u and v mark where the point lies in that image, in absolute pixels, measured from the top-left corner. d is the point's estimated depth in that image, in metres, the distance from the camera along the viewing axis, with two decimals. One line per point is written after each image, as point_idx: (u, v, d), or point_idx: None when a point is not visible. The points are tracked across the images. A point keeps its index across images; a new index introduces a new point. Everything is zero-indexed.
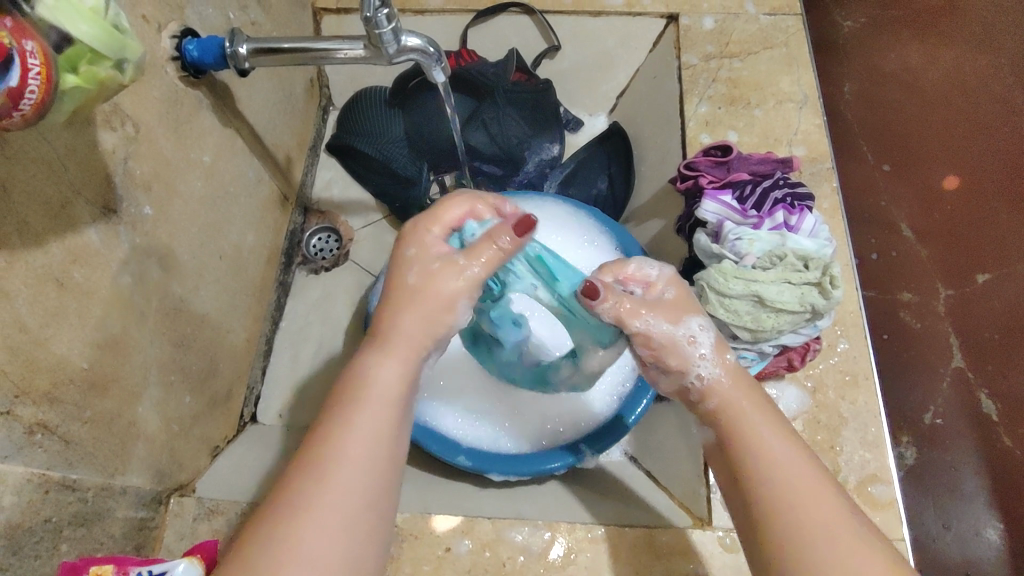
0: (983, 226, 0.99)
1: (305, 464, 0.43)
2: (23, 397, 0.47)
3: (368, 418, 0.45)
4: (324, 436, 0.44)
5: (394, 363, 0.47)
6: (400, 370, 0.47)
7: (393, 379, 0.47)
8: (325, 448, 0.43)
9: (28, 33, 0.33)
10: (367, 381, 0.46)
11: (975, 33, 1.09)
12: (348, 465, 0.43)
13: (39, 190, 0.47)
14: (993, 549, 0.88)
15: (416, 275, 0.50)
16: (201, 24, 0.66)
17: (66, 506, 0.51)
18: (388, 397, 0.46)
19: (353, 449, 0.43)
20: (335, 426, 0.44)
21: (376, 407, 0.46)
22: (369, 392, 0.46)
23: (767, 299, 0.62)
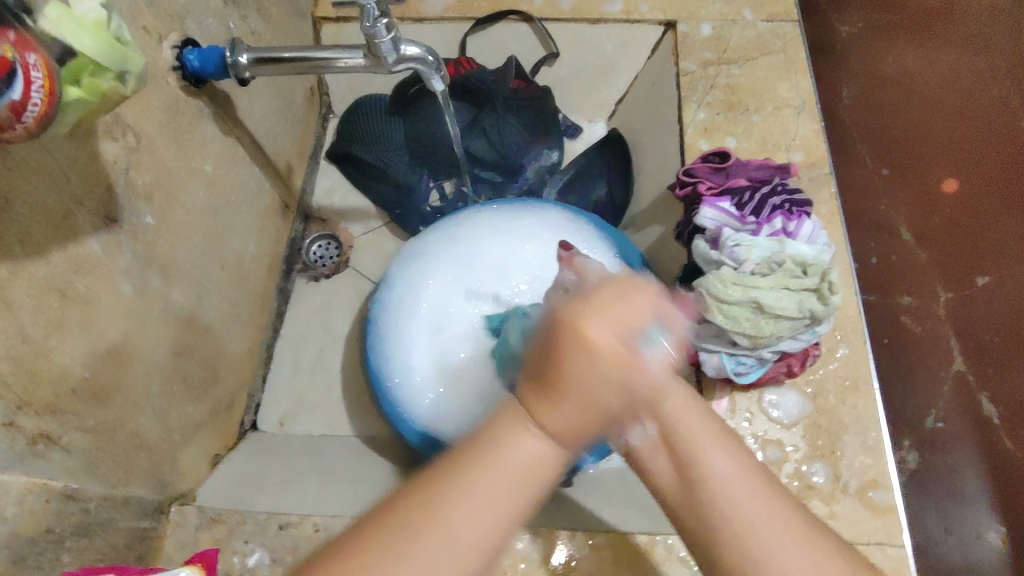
0: (983, 229, 0.98)
1: (406, 518, 0.36)
2: (26, 407, 0.47)
3: (487, 498, 0.37)
4: (442, 495, 0.37)
5: (541, 440, 0.38)
6: (546, 454, 0.38)
7: (536, 457, 0.38)
8: (442, 515, 0.36)
9: (31, 47, 0.33)
10: (506, 452, 0.37)
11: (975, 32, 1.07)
12: (452, 540, 0.36)
13: (42, 200, 0.47)
14: (996, 553, 0.89)
15: (609, 350, 0.36)
16: (202, 34, 0.67)
17: (68, 516, 0.51)
18: (522, 479, 0.38)
19: (459, 519, 0.36)
20: (454, 495, 0.37)
21: (501, 486, 0.37)
22: (507, 463, 0.37)
23: (766, 305, 0.62)
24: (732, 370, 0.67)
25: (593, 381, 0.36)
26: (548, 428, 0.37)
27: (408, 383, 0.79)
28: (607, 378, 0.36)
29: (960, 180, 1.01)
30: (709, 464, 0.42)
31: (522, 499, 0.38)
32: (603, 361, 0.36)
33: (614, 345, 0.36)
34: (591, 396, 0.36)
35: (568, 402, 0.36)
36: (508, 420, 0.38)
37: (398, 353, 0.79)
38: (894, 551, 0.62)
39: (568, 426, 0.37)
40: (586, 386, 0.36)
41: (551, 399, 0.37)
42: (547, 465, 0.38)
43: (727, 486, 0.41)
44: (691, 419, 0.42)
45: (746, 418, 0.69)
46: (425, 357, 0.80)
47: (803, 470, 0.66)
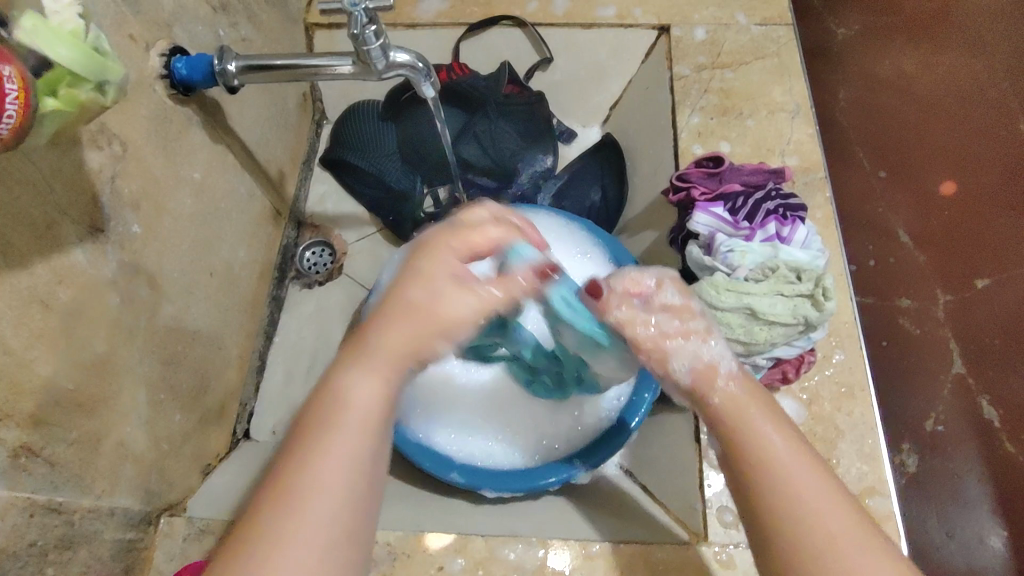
0: (983, 232, 0.99)
1: (269, 495, 0.39)
2: (7, 420, 0.46)
3: (339, 452, 0.41)
4: (297, 464, 0.40)
5: (371, 376, 0.43)
6: (378, 385, 0.43)
7: (372, 393, 0.43)
8: (304, 476, 0.39)
9: (6, 59, 0.33)
10: (340, 402, 0.42)
11: (968, 39, 1.10)
12: (326, 493, 0.39)
13: (24, 211, 0.47)
14: (997, 557, 0.87)
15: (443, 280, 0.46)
16: (190, 42, 0.66)
17: (52, 529, 0.50)
18: (367, 423, 0.42)
19: (326, 470, 0.40)
20: (308, 456, 0.40)
21: (351, 429, 0.41)
22: (345, 411, 0.42)
23: (759, 311, 0.62)
24: None
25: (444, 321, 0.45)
26: (371, 365, 0.44)
27: None
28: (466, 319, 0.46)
29: (958, 183, 1.02)
30: (770, 449, 0.46)
31: (379, 434, 0.43)
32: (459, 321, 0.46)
33: (414, 289, 0.46)
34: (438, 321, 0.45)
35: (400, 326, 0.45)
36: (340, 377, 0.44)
37: None
38: None
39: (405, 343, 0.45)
40: (427, 314, 0.45)
41: (364, 353, 0.44)
42: (387, 394, 0.44)
43: (791, 470, 0.45)
44: (747, 408, 0.48)
45: None
46: None
47: None
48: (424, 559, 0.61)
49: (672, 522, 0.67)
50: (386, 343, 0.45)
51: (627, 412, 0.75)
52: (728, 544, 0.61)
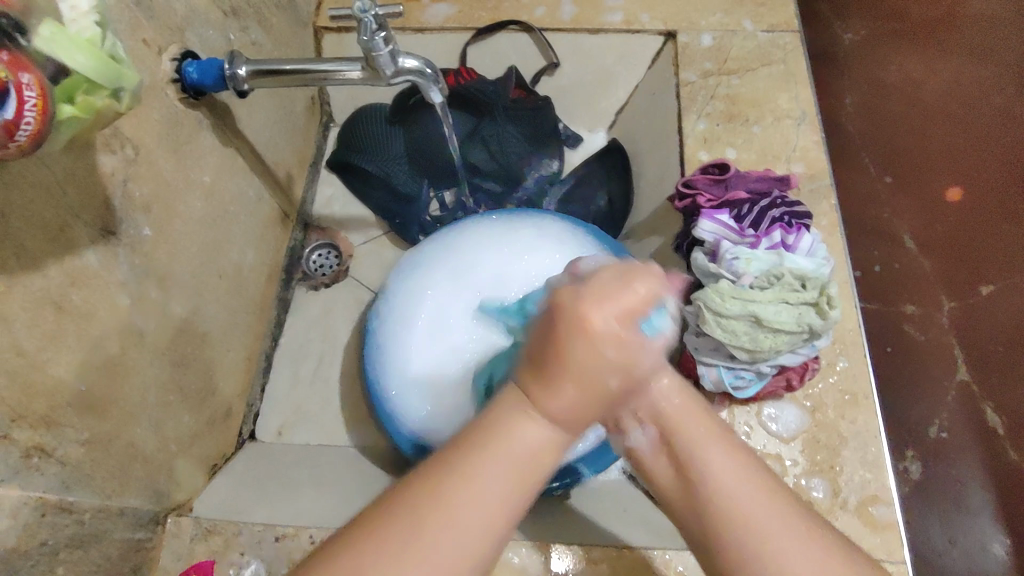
0: (989, 237, 0.98)
1: (427, 501, 0.41)
2: (20, 420, 0.47)
3: (492, 476, 0.42)
4: (446, 481, 0.42)
5: (542, 425, 0.43)
6: (546, 434, 0.43)
7: (536, 440, 0.43)
8: (454, 494, 0.42)
9: (24, 66, 0.33)
10: (506, 436, 0.43)
11: (976, 41, 1.08)
12: (465, 520, 0.41)
13: (39, 214, 0.47)
14: (1001, 565, 0.87)
15: (609, 330, 0.41)
16: (201, 46, 0.67)
17: (62, 528, 0.51)
18: (525, 461, 0.43)
19: (473, 502, 0.42)
20: (467, 475, 0.42)
21: (506, 467, 0.43)
22: (506, 449, 0.43)
23: (764, 319, 0.62)
24: (730, 384, 0.66)
25: (593, 366, 0.42)
26: (546, 411, 0.43)
27: (406, 389, 0.78)
28: (606, 359, 0.42)
29: (964, 188, 1.01)
30: (714, 468, 0.47)
31: (529, 476, 0.43)
32: (603, 344, 0.41)
33: (615, 376, 0.43)
34: (584, 373, 0.42)
35: (571, 387, 0.42)
36: (509, 410, 0.44)
37: (398, 363, 0.79)
38: (894, 568, 0.61)
39: (572, 408, 0.43)
40: (580, 354, 0.41)
41: (549, 387, 0.42)
42: (549, 444, 0.44)
43: (735, 487, 0.45)
44: (691, 423, 0.49)
45: (745, 432, 0.68)
46: (423, 364, 0.79)
47: (803, 485, 0.65)
48: None
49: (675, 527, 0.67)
50: (575, 360, 0.41)
51: None
52: None
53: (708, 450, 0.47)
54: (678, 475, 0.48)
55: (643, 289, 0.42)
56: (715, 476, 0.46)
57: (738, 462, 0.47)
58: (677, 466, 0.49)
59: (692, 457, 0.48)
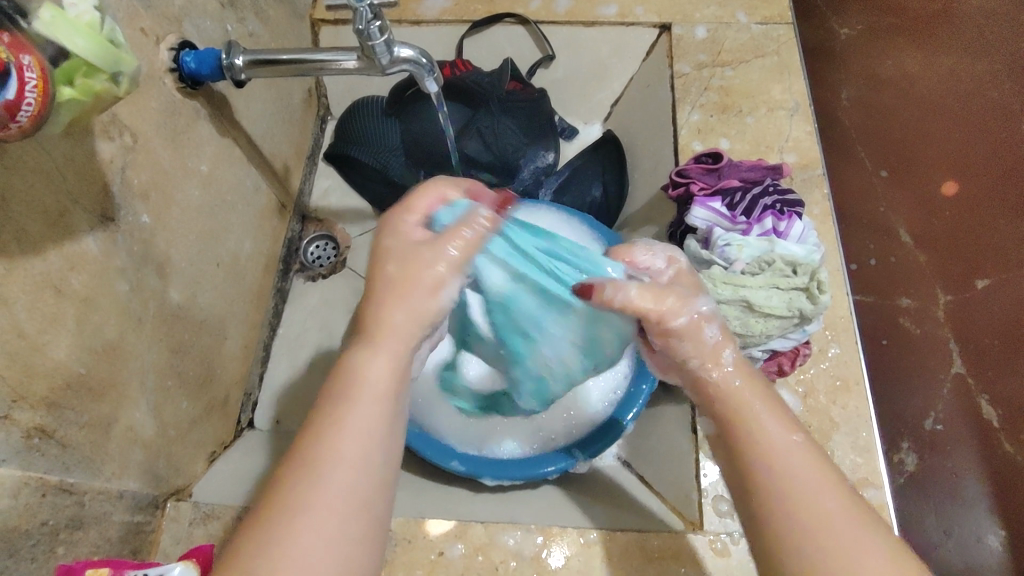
0: (985, 232, 1.00)
1: (296, 467, 0.41)
2: (21, 401, 0.48)
3: (357, 420, 0.42)
4: (310, 440, 0.42)
5: (380, 357, 0.44)
6: (387, 363, 0.44)
7: (381, 374, 0.44)
8: (323, 445, 0.41)
9: (25, 49, 0.34)
10: (354, 377, 0.44)
11: (968, 40, 1.12)
12: (342, 465, 0.41)
13: (40, 200, 0.48)
14: (994, 556, 0.88)
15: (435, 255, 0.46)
16: (199, 37, 0.68)
17: (63, 509, 0.52)
18: (379, 393, 0.44)
19: (338, 446, 0.41)
20: (325, 427, 0.42)
21: (363, 408, 0.43)
22: (355, 393, 0.43)
23: (755, 304, 0.63)
24: None
25: (410, 293, 0.46)
26: (380, 345, 0.45)
27: None
28: (416, 279, 0.46)
29: (959, 183, 1.03)
30: (774, 449, 0.45)
31: (390, 406, 0.44)
32: (414, 273, 0.46)
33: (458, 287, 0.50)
34: (405, 299, 0.45)
35: (396, 312, 0.45)
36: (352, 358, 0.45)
37: None
38: None
39: (407, 337, 0.45)
40: (411, 284, 0.46)
41: (370, 333, 0.45)
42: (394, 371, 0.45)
43: (794, 468, 0.44)
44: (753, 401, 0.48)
45: None
46: None
47: None
48: (425, 545, 0.63)
49: (669, 512, 0.68)
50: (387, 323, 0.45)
51: (623, 406, 0.77)
52: (723, 533, 0.62)
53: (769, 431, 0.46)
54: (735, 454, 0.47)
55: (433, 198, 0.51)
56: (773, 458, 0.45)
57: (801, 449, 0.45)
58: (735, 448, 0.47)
59: (750, 435, 0.47)
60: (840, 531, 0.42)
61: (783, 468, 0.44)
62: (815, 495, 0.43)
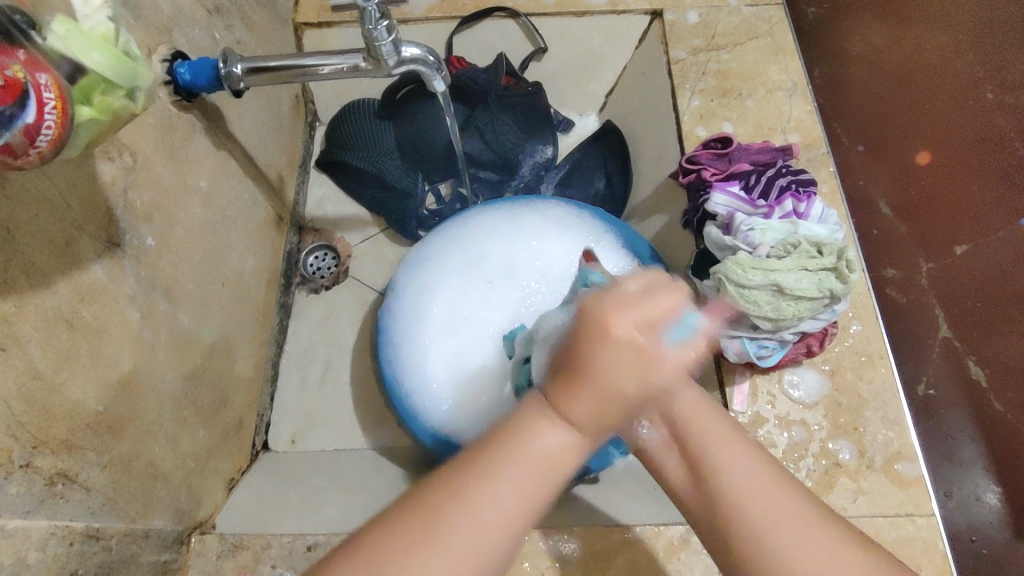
0: (957, 203, 0.93)
1: (449, 510, 0.38)
2: (41, 447, 0.45)
3: (509, 485, 0.38)
4: (467, 487, 0.38)
5: (565, 429, 0.39)
6: (568, 440, 0.39)
7: (557, 447, 0.39)
8: (475, 503, 0.38)
9: (42, 67, 0.31)
10: (528, 447, 0.38)
11: (935, 11, 1.04)
12: (480, 529, 0.37)
13: (43, 228, 0.45)
14: (995, 513, 0.81)
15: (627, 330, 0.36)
16: (190, 46, 0.65)
17: (90, 556, 0.49)
18: (548, 471, 0.39)
19: (486, 510, 0.38)
20: (487, 476, 0.38)
21: (524, 474, 0.38)
22: (523, 453, 0.38)
23: (786, 288, 0.62)
24: (754, 355, 0.67)
25: (609, 373, 0.36)
26: (569, 420, 0.38)
27: (424, 387, 0.77)
28: (625, 371, 0.37)
29: (936, 154, 0.96)
30: (726, 468, 0.44)
31: (544, 490, 0.39)
32: (625, 356, 0.36)
33: (637, 353, 0.37)
34: (607, 377, 0.36)
35: (588, 396, 0.37)
36: (529, 413, 0.39)
37: (415, 362, 0.78)
38: (924, 522, 0.62)
39: (589, 417, 0.38)
40: (606, 364, 0.36)
41: (574, 391, 0.37)
42: (573, 451, 0.39)
43: (742, 489, 0.43)
44: (704, 418, 0.46)
45: (767, 401, 0.69)
46: (440, 360, 0.78)
47: (829, 448, 0.66)
48: None
49: None
50: (590, 401, 0.37)
51: None
52: None
53: (717, 445, 0.45)
54: (695, 482, 0.45)
55: (668, 302, 0.38)
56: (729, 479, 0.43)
57: (747, 457, 0.44)
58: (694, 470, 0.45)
59: (704, 451, 0.45)
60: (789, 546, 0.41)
61: (739, 490, 0.43)
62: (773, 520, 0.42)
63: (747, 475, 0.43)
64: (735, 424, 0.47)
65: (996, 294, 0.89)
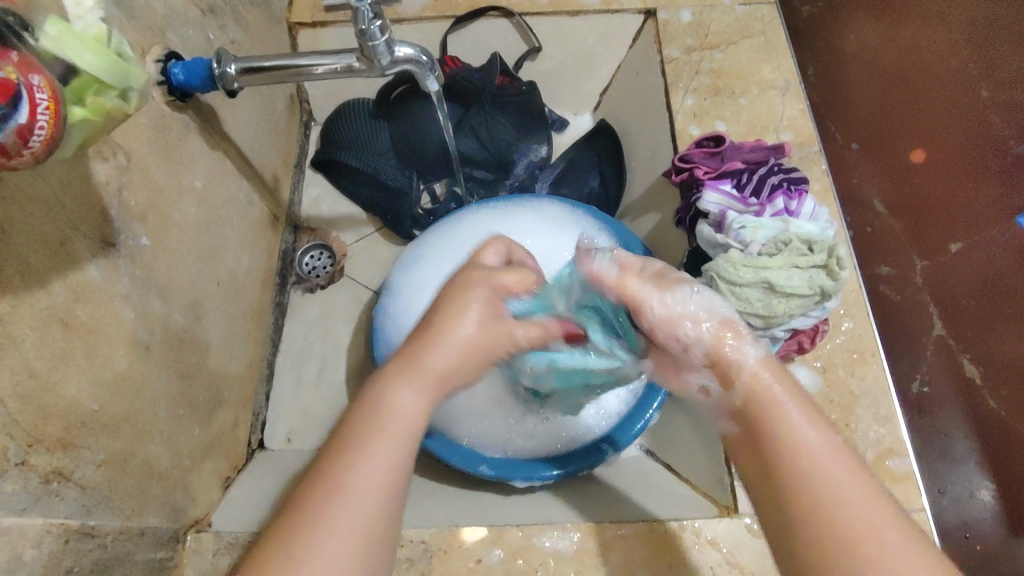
0: (949, 199, 0.94)
1: (316, 492, 0.42)
2: (36, 445, 0.45)
3: (375, 450, 0.44)
4: (329, 463, 0.43)
5: (412, 389, 0.46)
6: (417, 400, 0.46)
7: (411, 408, 0.46)
8: (343, 478, 0.42)
9: (35, 68, 0.32)
10: (381, 410, 0.45)
11: (927, 8, 1.04)
12: (356, 498, 0.42)
13: (38, 228, 0.45)
14: (988, 510, 0.81)
15: (475, 300, 0.48)
16: (184, 46, 0.65)
17: (86, 554, 0.49)
18: (403, 428, 0.45)
19: (359, 476, 0.43)
20: (351, 452, 0.43)
21: (386, 440, 0.44)
22: (383, 422, 0.45)
23: (777, 285, 0.63)
24: None
25: (463, 330, 0.48)
26: (416, 381, 0.46)
27: None
28: (476, 323, 0.48)
29: (929, 151, 0.96)
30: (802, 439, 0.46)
31: (407, 448, 0.45)
32: (474, 318, 0.48)
33: (474, 322, 0.48)
34: (464, 338, 0.47)
35: (447, 350, 0.47)
36: (386, 384, 0.46)
37: None
38: (914, 517, 0.63)
39: (449, 368, 0.47)
40: (448, 319, 0.48)
41: (426, 356, 0.47)
42: (424, 408, 0.46)
43: (817, 454, 0.45)
44: (772, 386, 0.49)
45: None
46: None
47: None
48: (462, 554, 0.61)
49: (700, 498, 0.70)
50: (433, 364, 0.47)
51: (644, 400, 0.79)
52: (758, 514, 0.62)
53: (791, 416, 0.47)
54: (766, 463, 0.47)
55: (508, 278, 0.51)
56: (801, 446, 0.45)
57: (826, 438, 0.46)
58: (763, 445, 0.47)
59: (775, 425, 0.47)
60: (865, 513, 0.42)
61: (814, 460, 0.45)
62: (845, 482, 0.44)
63: (820, 448, 0.45)
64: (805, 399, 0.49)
65: (994, 293, 0.89)
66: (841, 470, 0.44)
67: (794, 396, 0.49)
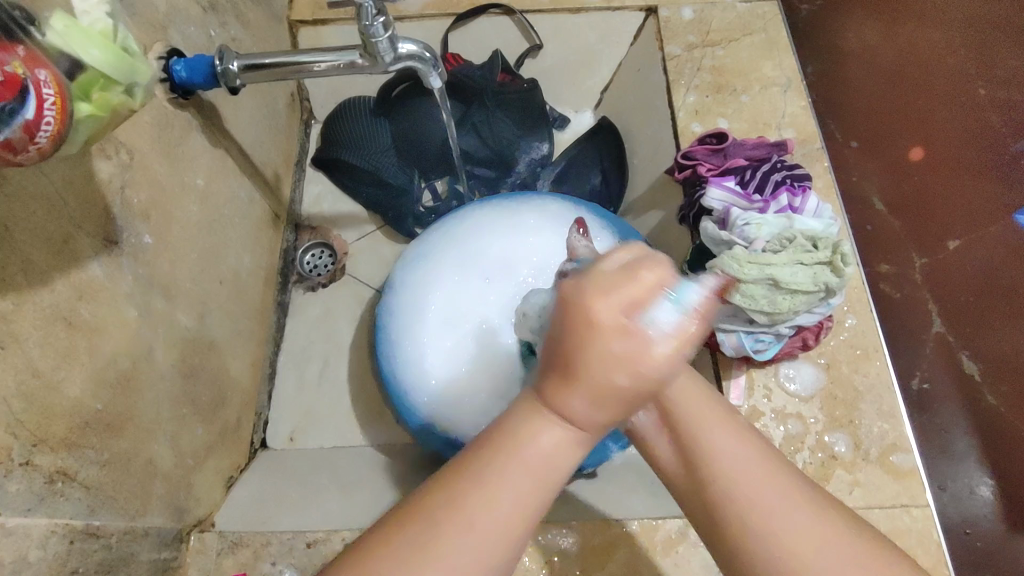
0: (947, 196, 0.94)
1: (443, 506, 0.37)
2: (41, 445, 0.45)
3: (514, 486, 0.37)
4: (462, 491, 0.37)
5: (559, 425, 0.37)
6: (569, 446, 0.37)
7: (559, 450, 0.37)
8: (477, 512, 0.36)
9: (41, 63, 0.31)
10: (524, 445, 0.37)
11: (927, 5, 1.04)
12: (475, 534, 0.36)
13: (41, 227, 0.45)
14: (988, 506, 0.80)
15: (610, 322, 0.34)
16: (185, 44, 0.64)
17: (91, 554, 0.49)
18: (548, 471, 0.37)
19: (484, 515, 0.36)
20: (490, 482, 0.37)
21: (529, 479, 0.37)
22: (520, 456, 0.37)
23: (782, 281, 0.63)
24: (750, 348, 0.67)
25: (606, 364, 0.34)
26: (572, 421, 0.37)
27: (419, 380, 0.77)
28: (609, 355, 0.34)
29: (927, 149, 0.96)
30: (723, 464, 0.41)
31: (547, 494, 0.38)
32: (604, 341, 0.34)
33: (624, 371, 0.35)
34: (601, 362, 0.34)
35: (582, 391, 0.35)
36: (528, 414, 0.38)
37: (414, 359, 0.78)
38: (919, 513, 0.63)
39: (586, 413, 0.36)
40: (596, 338, 0.34)
41: (568, 387, 0.35)
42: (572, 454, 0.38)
43: (741, 482, 0.40)
44: (698, 400, 0.43)
45: (764, 395, 0.70)
46: (437, 355, 0.77)
47: (825, 441, 0.67)
48: None
49: None
50: (590, 379, 0.35)
51: None
52: None
53: (714, 437, 0.42)
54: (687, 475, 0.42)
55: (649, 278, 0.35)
56: (720, 466, 0.41)
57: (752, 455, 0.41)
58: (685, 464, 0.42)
59: (695, 442, 0.42)
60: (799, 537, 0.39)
61: (735, 485, 0.40)
62: (776, 509, 0.39)
63: (742, 469, 0.41)
64: (727, 410, 0.44)
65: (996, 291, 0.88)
66: (771, 497, 0.40)
67: (716, 406, 0.43)
